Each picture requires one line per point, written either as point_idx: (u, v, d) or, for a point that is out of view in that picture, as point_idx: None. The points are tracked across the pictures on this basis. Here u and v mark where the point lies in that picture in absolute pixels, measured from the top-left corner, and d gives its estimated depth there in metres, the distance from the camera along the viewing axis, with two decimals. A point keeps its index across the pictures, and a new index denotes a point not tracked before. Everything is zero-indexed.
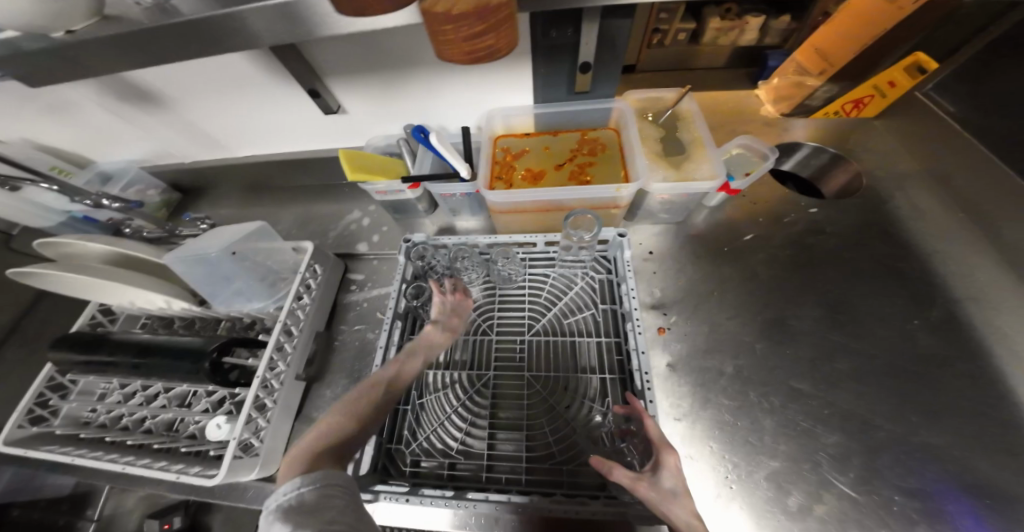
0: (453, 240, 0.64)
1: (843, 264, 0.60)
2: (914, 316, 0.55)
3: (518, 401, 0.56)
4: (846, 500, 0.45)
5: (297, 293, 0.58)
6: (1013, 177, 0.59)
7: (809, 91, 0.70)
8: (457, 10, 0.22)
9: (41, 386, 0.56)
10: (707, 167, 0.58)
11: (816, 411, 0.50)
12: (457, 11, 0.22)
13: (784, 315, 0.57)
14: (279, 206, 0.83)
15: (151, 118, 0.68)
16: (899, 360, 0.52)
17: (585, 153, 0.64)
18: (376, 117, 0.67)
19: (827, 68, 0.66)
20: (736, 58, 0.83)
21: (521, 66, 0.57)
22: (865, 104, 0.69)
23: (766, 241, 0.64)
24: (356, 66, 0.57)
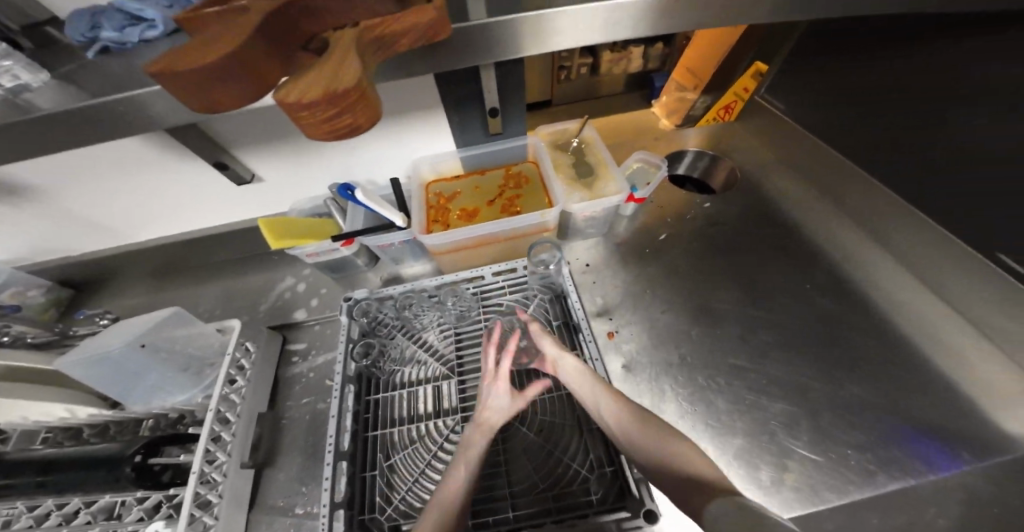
0: (398, 290, 0.63)
1: (743, 247, 0.70)
2: (805, 281, 0.65)
3: (493, 436, 0.55)
4: (807, 463, 0.50)
5: (228, 376, 0.53)
6: None
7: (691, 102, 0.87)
8: (308, 98, 0.19)
9: None
10: (614, 183, 0.67)
11: (756, 383, 0.57)
12: (309, 99, 0.19)
13: (709, 300, 0.65)
14: (198, 286, 0.75)
15: (23, 212, 0.60)
16: (804, 321, 0.61)
17: (512, 187, 0.69)
18: (296, 180, 0.66)
19: (698, 82, 0.84)
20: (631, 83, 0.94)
21: (435, 116, 0.61)
22: (733, 107, 0.84)
23: (680, 238, 0.73)
24: (267, 135, 0.56)
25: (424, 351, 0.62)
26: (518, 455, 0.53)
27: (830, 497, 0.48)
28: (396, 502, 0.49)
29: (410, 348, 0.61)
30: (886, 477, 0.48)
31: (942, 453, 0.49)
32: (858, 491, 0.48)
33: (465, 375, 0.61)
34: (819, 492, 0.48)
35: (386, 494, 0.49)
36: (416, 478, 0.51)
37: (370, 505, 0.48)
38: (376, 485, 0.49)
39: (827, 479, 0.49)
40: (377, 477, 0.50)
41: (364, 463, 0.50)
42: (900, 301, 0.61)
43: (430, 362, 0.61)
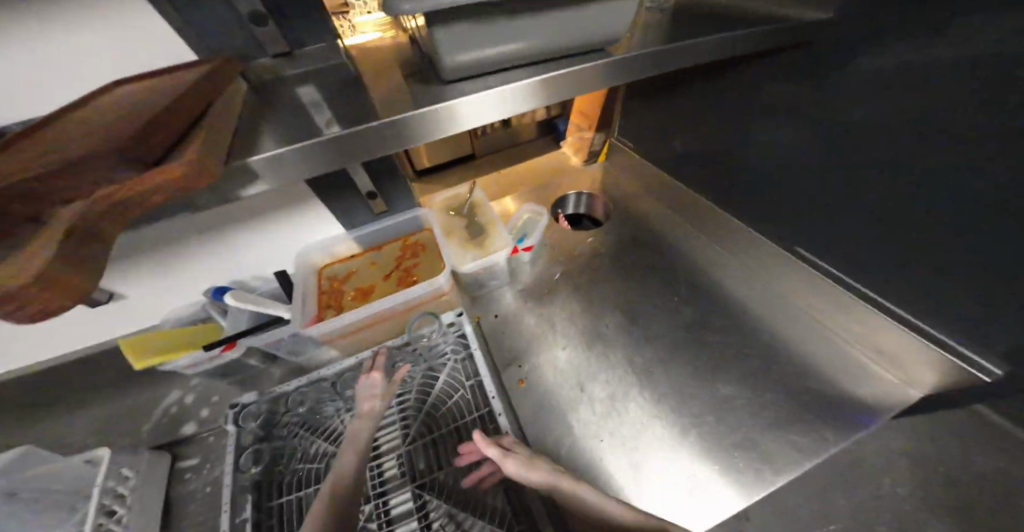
0: (295, 384, 0.59)
1: (626, 273, 0.78)
2: (680, 294, 0.74)
3: (409, 519, 0.52)
4: (700, 475, 0.54)
5: (104, 508, 0.48)
6: None
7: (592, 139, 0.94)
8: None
9: None
10: (501, 239, 0.71)
11: (651, 405, 0.60)
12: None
13: (602, 330, 0.70)
14: (67, 417, 0.67)
15: None
16: (684, 333, 0.68)
17: (409, 257, 0.70)
18: (172, 289, 0.62)
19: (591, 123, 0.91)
20: (541, 127, 1.06)
21: (313, 205, 0.62)
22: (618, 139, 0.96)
23: (573, 275, 0.79)
24: (117, 255, 0.53)
25: (333, 440, 0.59)
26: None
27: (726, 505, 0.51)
28: None
29: (317, 440, 0.59)
30: (773, 473, 0.53)
31: (808, 436, 0.55)
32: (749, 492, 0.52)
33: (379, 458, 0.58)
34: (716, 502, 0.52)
35: None
36: None
37: None
38: None
39: (713, 484, 0.53)
40: None
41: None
42: (755, 301, 0.71)
43: (340, 451, 0.58)
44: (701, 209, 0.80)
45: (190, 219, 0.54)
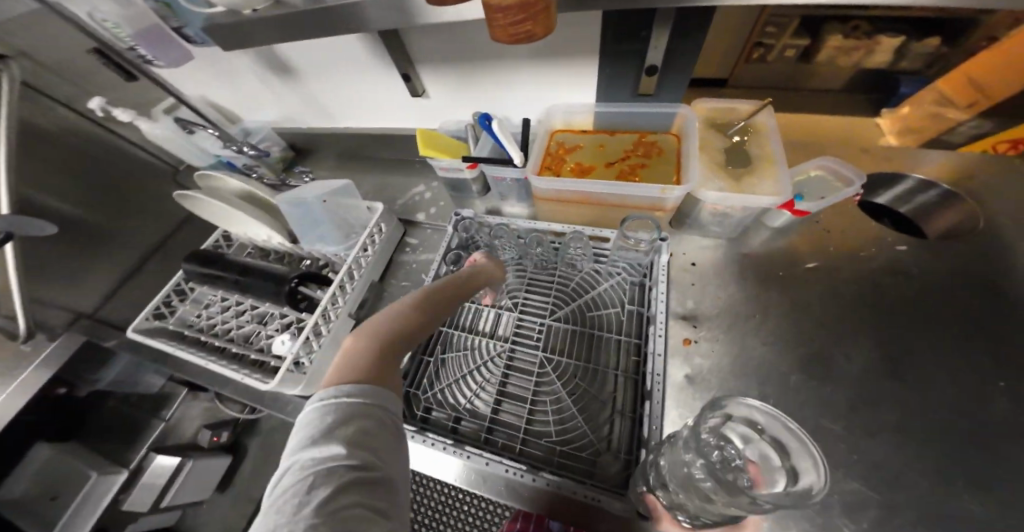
0: (496, 220, 0.68)
1: (927, 312, 0.50)
2: (1009, 382, 0.45)
3: (528, 378, 0.57)
4: None
5: (363, 245, 0.67)
6: None
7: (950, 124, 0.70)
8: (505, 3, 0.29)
9: (169, 289, 0.70)
10: (770, 183, 0.53)
11: (842, 456, 0.43)
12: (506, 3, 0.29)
13: (832, 351, 0.50)
14: (361, 174, 0.92)
15: (286, 87, 0.82)
16: (977, 429, 0.43)
17: (639, 154, 0.64)
18: (451, 104, 0.76)
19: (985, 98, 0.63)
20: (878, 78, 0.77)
21: (585, 66, 0.61)
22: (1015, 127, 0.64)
23: (831, 272, 0.55)
24: (451, 75, 0.69)
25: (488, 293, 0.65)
26: (541, 406, 0.55)
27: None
28: (434, 390, 0.58)
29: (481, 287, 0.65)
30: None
31: None
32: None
33: (524, 315, 0.62)
34: None
35: (431, 380, 0.59)
36: (457, 379, 0.58)
37: (417, 383, 0.59)
38: (427, 370, 0.59)
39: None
40: (430, 364, 0.60)
41: (414, 380, 0.59)
42: None
43: (487, 305, 0.64)
44: None
45: (498, 77, 0.67)
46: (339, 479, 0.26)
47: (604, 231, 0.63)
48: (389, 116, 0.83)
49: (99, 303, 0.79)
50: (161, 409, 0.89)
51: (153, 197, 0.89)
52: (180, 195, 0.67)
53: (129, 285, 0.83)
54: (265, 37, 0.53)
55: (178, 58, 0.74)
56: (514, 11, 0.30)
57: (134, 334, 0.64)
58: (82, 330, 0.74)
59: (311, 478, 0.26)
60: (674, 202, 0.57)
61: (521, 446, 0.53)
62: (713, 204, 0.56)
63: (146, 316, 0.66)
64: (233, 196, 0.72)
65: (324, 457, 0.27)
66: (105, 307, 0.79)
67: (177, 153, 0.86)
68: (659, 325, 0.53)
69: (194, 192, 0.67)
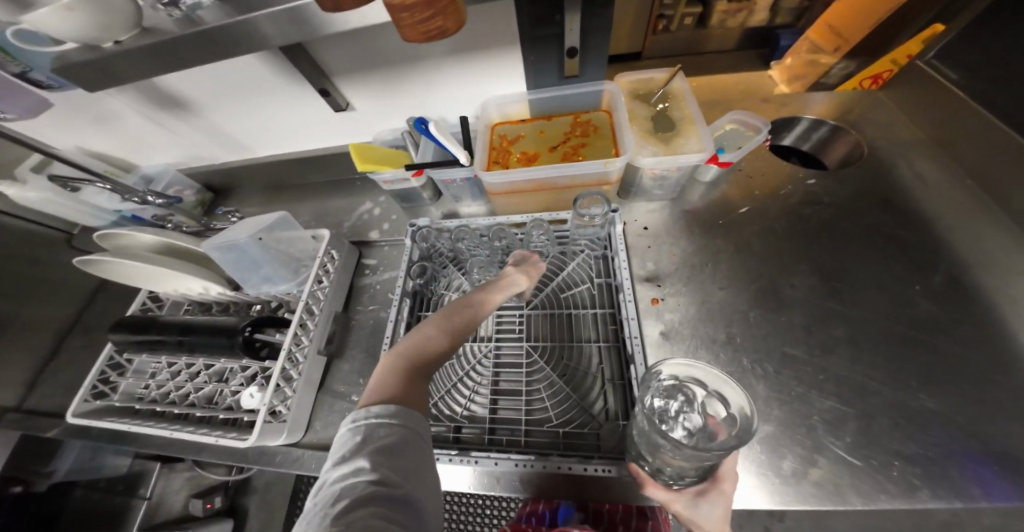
0: (453, 223, 0.67)
1: (842, 232, 0.59)
2: (916, 282, 0.54)
3: (518, 370, 0.58)
4: (841, 463, 0.43)
5: (316, 276, 0.63)
6: (1002, 130, 0.55)
7: (823, 68, 0.78)
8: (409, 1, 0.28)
9: (102, 364, 0.61)
10: (696, 140, 0.58)
11: (810, 377, 0.49)
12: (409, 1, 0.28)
13: (778, 283, 0.56)
14: (297, 202, 0.85)
15: (184, 123, 0.74)
16: (896, 326, 0.51)
17: (578, 134, 0.66)
18: (380, 112, 0.72)
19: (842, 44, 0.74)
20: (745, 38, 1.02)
21: (508, 53, 0.61)
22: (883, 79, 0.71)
23: (763, 213, 0.62)
24: (373, 82, 0.66)
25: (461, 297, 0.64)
26: (537, 393, 0.56)
27: (857, 503, 0.41)
28: (428, 406, 0.56)
29: (454, 293, 0.64)
30: (929, 495, 0.40)
31: (1019, 491, 0.40)
32: (894, 505, 0.40)
33: (502, 311, 0.63)
34: (844, 494, 0.41)
35: None
36: (448, 389, 0.57)
37: None
38: None
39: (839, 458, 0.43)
40: None
41: None
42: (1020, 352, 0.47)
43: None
44: (990, 211, 0.57)
45: (423, 76, 0.65)
46: (362, 492, 0.27)
47: (560, 213, 0.64)
48: (314, 135, 0.77)
49: (21, 398, 0.69)
50: (139, 487, 0.81)
51: (53, 271, 0.75)
52: (81, 262, 0.58)
53: (50, 373, 0.72)
54: (142, 70, 0.47)
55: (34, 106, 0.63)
56: (419, 8, 0.29)
57: (73, 420, 0.56)
58: (12, 427, 0.65)
59: (336, 493, 0.28)
60: (617, 174, 0.60)
61: (526, 437, 0.53)
62: (651, 169, 0.59)
63: (84, 397, 0.58)
64: (148, 252, 0.64)
65: (352, 470, 0.29)
66: (32, 398, 0.69)
67: (65, 217, 0.74)
68: (626, 292, 0.56)
69: (100, 256, 0.59)
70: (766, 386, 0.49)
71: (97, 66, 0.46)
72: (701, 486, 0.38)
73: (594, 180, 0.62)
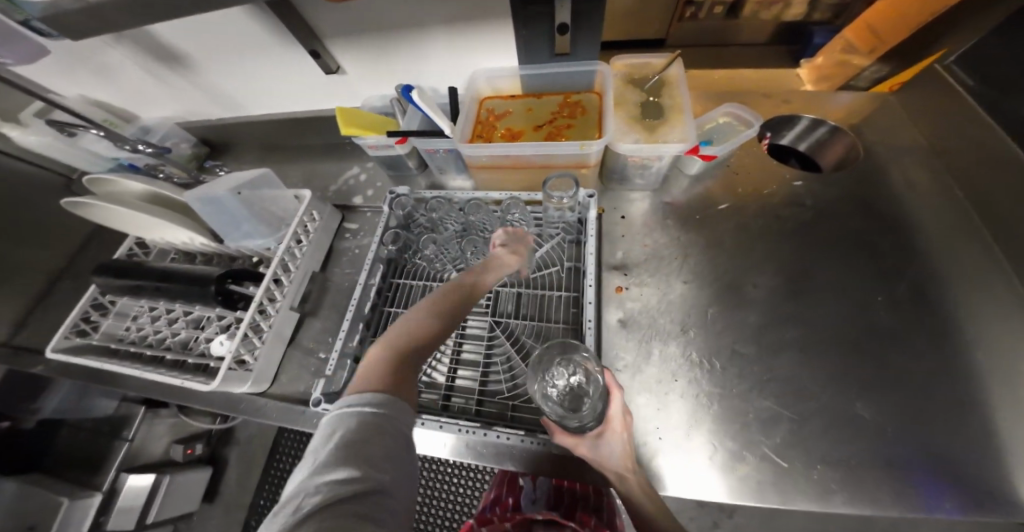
0: (432, 195, 0.67)
1: (818, 238, 0.57)
2: (884, 293, 0.53)
3: (479, 343, 0.59)
4: (767, 461, 0.44)
5: (294, 235, 0.64)
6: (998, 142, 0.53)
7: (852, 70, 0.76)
8: None
9: (85, 304, 0.64)
10: (680, 131, 0.57)
11: (756, 376, 0.49)
12: None
13: (743, 283, 0.55)
14: (290, 162, 0.87)
15: (180, 78, 0.75)
16: (853, 335, 0.50)
17: (566, 115, 0.65)
18: (373, 78, 0.72)
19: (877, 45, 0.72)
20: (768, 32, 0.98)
21: (501, 27, 0.60)
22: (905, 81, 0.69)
23: (741, 212, 0.61)
24: (366, 47, 0.66)
25: (433, 268, 0.65)
26: (495, 367, 0.58)
27: (773, 499, 0.42)
28: None
29: (428, 263, 0.65)
30: (844, 501, 0.41)
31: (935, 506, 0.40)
32: (808, 506, 0.41)
33: None
34: (763, 490, 0.42)
35: None
36: None
37: None
38: None
39: (766, 454, 0.44)
40: None
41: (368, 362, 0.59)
42: (974, 374, 0.46)
43: (433, 279, 0.65)
44: (971, 227, 0.55)
45: (414, 44, 0.64)
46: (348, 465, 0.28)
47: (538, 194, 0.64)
48: (309, 98, 0.78)
49: (15, 329, 0.73)
50: (123, 430, 0.86)
51: (51, 213, 0.78)
52: (71, 204, 0.61)
53: (44, 309, 0.76)
54: (125, 20, 0.48)
55: (26, 54, 0.59)
56: None
57: (54, 354, 0.60)
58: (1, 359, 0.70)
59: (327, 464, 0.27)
60: (597, 155, 0.59)
61: (479, 406, 0.55)
62: (633, 157, 0.59)
63: (65, 335, 0.61)
64: (135, 200, 0.66)
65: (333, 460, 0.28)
66: (22, 334, 0.74)
67: (63, 161, 0.76)
68: (591, 280, 0.55)
69: (89, 199, 0.61)
70: (710, 381, 0.49)
71: (81, 13, 0.46)
72: (600, 430, 0.42)
73: (575, 163, 0.61)
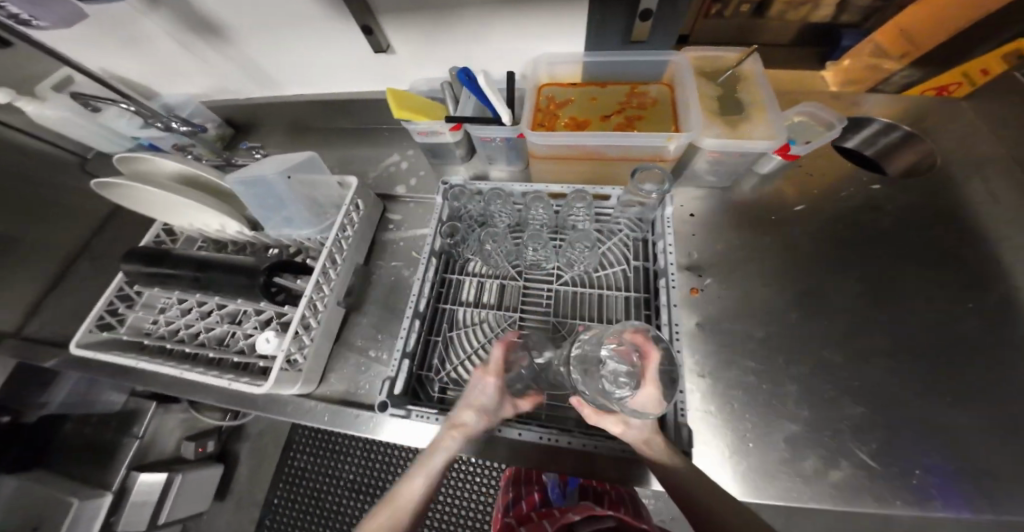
0: (487, 186, 0.63)
1: (898, 242, 0.55)
2: (972, 300, 0.51)
3: (542, 345, 0.56)
4: (865, 470, 0.42)
5: (341, 225, 0.60)
6: None
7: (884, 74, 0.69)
8: None
9: (111, 294, 0.59)
10: (765, 128, 0.54)
11: (845, 383, 0.47)
12: None
13: (824, 287, 0.53)
14: (322, 146, 0.82)
15: (211, 51, 0.69)
16: (944, 344, 0.48)
17: (634, 107, 0.62)
18: (422, 59, 0.68)
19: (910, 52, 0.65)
20: None
21: (574, 11, 0.55)
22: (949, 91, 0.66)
23: (816, 213, 0.58)
24: (421, 25, 0.61)
25: (488, 264, 0.62)
26: None
27: (872, 507, 0.40)
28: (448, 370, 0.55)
29: (484, 257, 0.62)
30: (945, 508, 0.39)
31: None
32: (909, 512, 0.39)
33: (530, 283, 0.61)
34: (864, 501, 0.40)
35: (442, 359, 0.56)
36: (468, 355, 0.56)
37: (428, 365, 0.55)
38: (436, 349, 0.56)
39: (864, 463, 0.42)
40: (438, 343, 0.56)
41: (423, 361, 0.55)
42: None
43: (487, 276, 0.62)
44: None
45: (474, 23, 0.60)
46: None
47: (605, 188, 0.60)
48: (350, 79, 0.73)
49: (24, 319, 0.68)
50: (132, 425, 0.79)
51: (64, 195, 0.73)
52: (99, 183, 0.56)
53: (55, 297, 0.71)
54: None
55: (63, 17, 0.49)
56: None
57: (78, 350, 0.54)
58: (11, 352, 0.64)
59: None
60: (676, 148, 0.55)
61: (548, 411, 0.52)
62: (712, 153, 0.56)
63: (89, 328, 0.56)
64: (166, 181, 0.61)
65: None
66: (30, 325, 0.68)
67: (79, 138, 0.70)
68: (669, 281, 0.52)
69: (121, 180, 0.56)
70: (798, 386, 0.47)
71: None
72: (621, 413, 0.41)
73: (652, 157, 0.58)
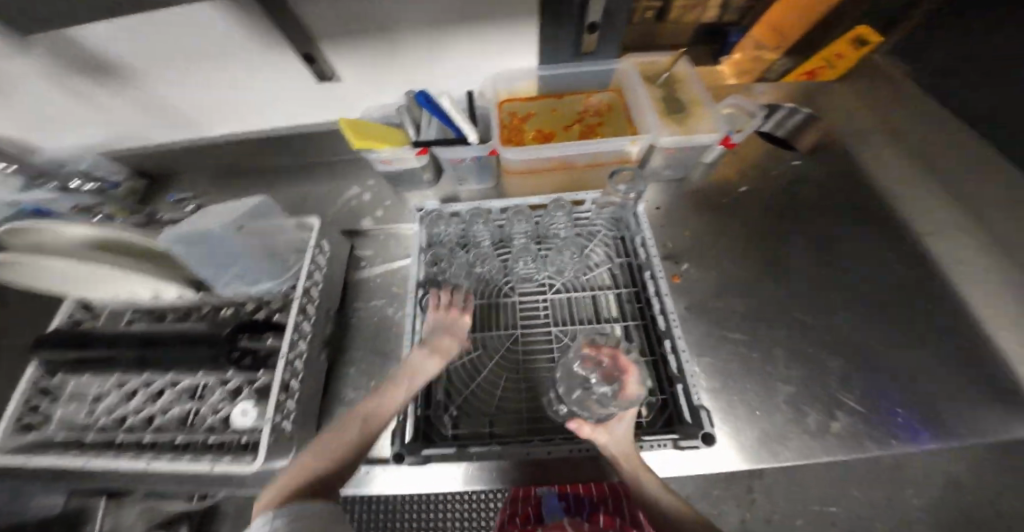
0: (465, 207, 0.62)
1: (823, 208, 0.65)
2: (887, 248, 0.61)
3: (548, 357, 0.56)
4: (849, 409, 0.48)
5: (308, 271, 0.52)
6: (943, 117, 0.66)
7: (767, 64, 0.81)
8: None
9: (26, 388, 0.46)
10: (707, 122, 0.60)
11: (816, 337, 0.54)
12: None
13: (780, 256, 0.60)
14: (265, 187, 0.74)
15: (111, 94, 0.59)
16: (876, 288, 0.58)
17: (592, 114, 0.65)
18: (371, 85, 0.65)
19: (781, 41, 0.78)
20: None
21: (525, 28, 0.58)
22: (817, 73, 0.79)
23: (758, 192, 0.66)
24: (367, 50, 0.58)
25: (478, 285, 0.61)
26: None
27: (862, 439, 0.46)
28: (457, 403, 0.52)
29: (473, 278, 0.60)
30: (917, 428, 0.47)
31: (979, 415, 0.48)
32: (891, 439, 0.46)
33: (523, 296, 0.61)
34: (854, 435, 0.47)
35: (447, 393, 0.52)
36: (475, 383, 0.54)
37: (434, 402, 0.51)
38: (440, 384, 0.53)
39: (846, 403, 0.49)
40: (441, 377, 0.53)
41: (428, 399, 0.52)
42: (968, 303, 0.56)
43: (479, 298, 0.60)
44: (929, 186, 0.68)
45: (424, 46, 0.59)
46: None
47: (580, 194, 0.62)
48: (289, 112, 0.67)
49: None
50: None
51: None
52: None
53: None
54: None
55: None
56: None
57: None
58: None
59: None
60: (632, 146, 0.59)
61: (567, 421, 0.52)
62: (667, 149, 0.61)
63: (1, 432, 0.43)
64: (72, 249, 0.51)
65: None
66: None
67: None
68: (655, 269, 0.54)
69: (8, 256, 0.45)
70: (781, 348, 0.53)
71: None
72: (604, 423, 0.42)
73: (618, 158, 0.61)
